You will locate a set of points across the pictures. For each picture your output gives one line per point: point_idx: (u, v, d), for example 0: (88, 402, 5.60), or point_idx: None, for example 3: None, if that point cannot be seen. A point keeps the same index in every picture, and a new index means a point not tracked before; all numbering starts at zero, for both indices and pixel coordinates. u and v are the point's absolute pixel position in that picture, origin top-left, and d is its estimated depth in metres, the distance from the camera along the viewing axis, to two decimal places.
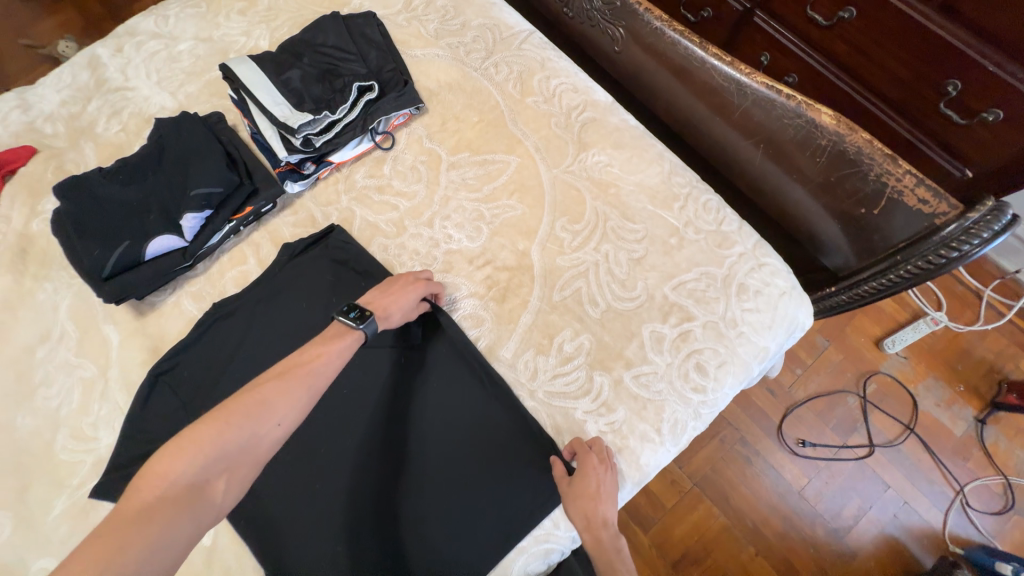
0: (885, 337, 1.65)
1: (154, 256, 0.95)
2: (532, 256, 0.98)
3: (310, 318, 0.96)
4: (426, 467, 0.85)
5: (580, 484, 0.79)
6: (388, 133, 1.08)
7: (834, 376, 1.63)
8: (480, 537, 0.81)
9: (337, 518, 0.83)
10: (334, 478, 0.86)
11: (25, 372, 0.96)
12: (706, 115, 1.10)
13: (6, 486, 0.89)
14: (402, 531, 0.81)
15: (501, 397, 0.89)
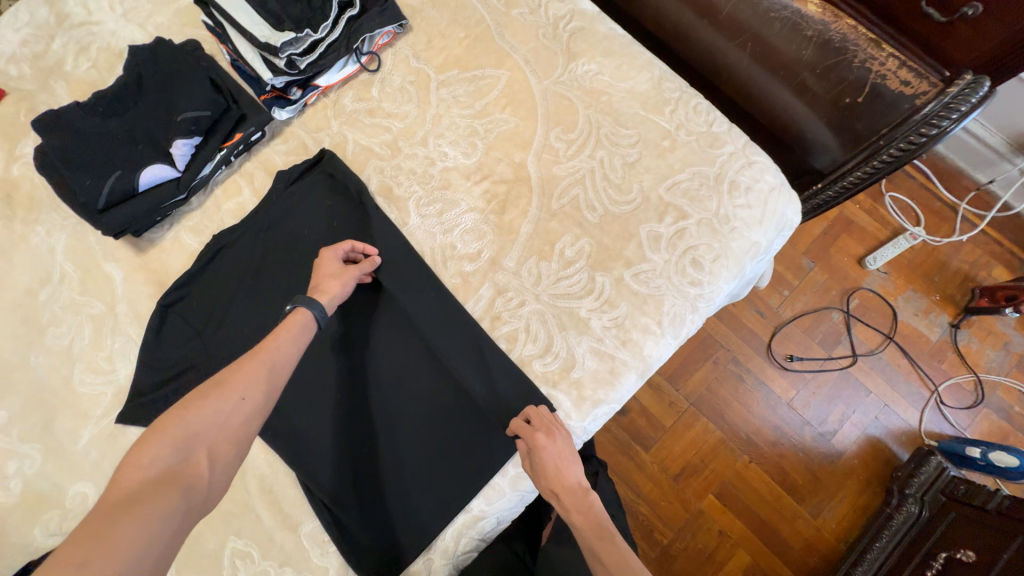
0: (867, 255, 1.71)
1: (147, 188, 0.94)
2: (528, 169, 0.99)
3: (312, 241, 0.96)
4: (418, 390, 0.90)
5: (535, 460, 0.82)
6: (374, 54, 1.05)
7: (821, 294, 1.70)
8: (476, 445, 0.88)
9: (346, 439, 0.89)
10: (336, 405, 0.91)
11: (31, 314, 0.96)
12: (693, 19, 1.10)
13: (31, 421, 0.91)
14: (412, 441, 0.88)
15: (473, 323, 0.92)
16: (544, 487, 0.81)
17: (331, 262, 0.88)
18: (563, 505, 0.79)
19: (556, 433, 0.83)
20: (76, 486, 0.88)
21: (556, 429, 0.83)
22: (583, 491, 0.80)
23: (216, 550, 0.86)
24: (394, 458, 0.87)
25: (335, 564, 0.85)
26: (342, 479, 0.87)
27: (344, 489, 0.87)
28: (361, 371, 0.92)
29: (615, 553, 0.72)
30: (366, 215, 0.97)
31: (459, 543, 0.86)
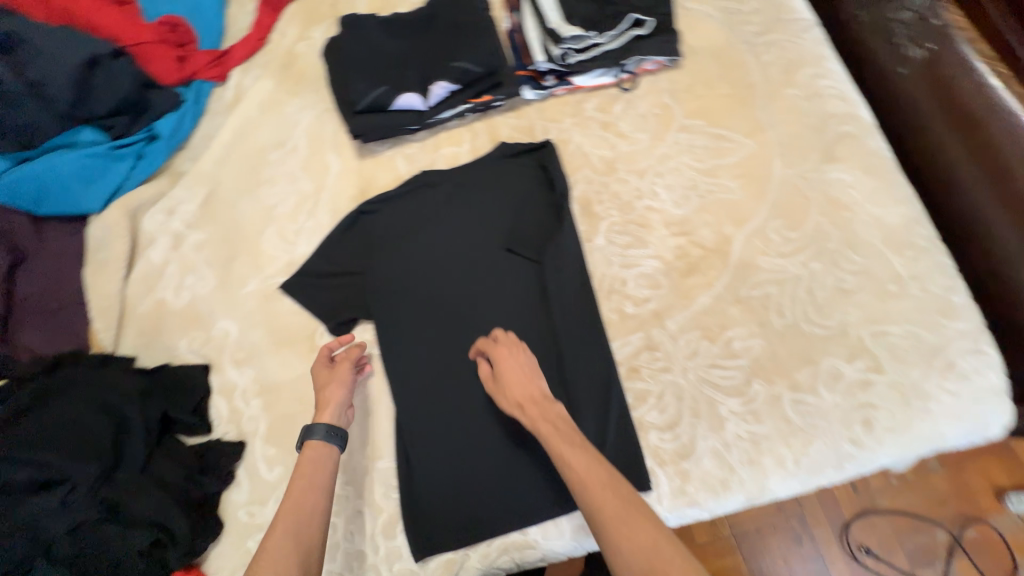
0: (1010, 489, 1.16)
1: (396, 109, 1.03)
2: (732, 244, 0.95)
3: (501, 216, 1.00)
4: None
5: (498, 374, 0.80)
6: (633, 75, 1.07)
7: (933, 506, 1.17)
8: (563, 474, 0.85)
9: (449, 404, 0.90)
10: (452, 369, 0.91)
11: (257, 166, 1.09)
12: (978, 179, 0.92)
13: (217, 251, 1.03)
14: (505, 438, 0.87)
15: (607, 363, 0.89)
16: (509, 402, 0.78)
17: (322, 368, 0.88)
18: (530, 417, 0.75)
19: (518, 348, 0.82)
20: (225, 322, 0.98)
21: (506, 345, 0.82)
22: (551, 402, 0.76)
23: None
24: (483, 445, 0.87)
25: (389, 513, 0.85)
26: (427, 439, 0.88)
27: (427, 447, 0.88)
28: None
29: (609, 480, 0.64)
30: (560, 217, 0.98)
31: (502, 556, 0.84)
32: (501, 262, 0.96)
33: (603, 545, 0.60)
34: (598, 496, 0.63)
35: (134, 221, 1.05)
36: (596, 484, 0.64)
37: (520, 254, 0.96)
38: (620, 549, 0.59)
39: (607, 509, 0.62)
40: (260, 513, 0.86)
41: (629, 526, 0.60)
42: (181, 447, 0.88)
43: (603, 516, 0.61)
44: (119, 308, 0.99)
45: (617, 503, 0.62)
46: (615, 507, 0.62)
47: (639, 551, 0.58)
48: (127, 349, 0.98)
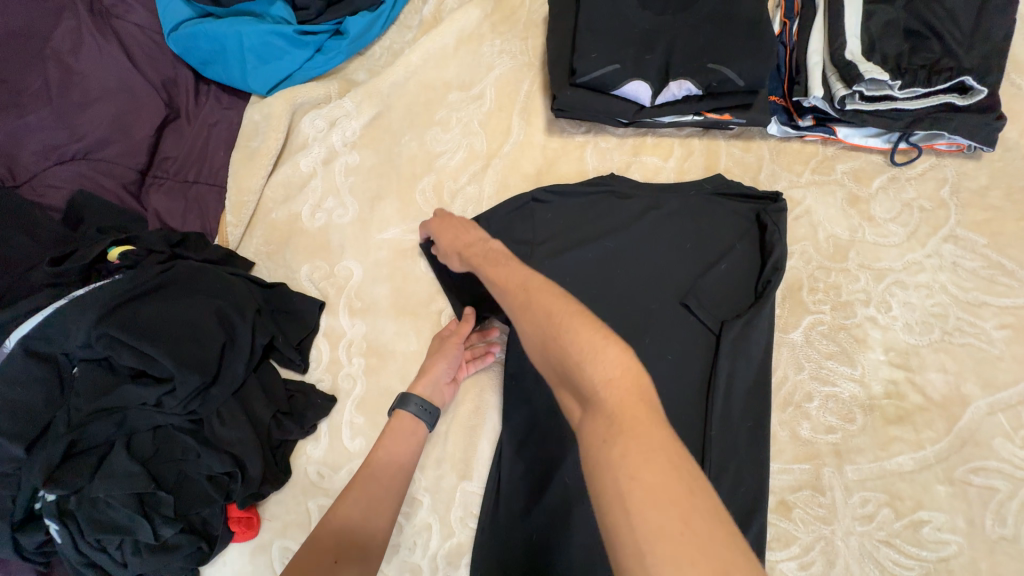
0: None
1: (615, 94, 0.84)
2: (966, 408, 0.74)
3: (687, 262, 0.83)
4: None
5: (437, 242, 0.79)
6: (916, 149, 0.83)
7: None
8: None
9: (556, 455, 0.75)
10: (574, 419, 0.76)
11: (433, 102, 0.95)
12: None
13: (366, 182, 0.92)
14: None
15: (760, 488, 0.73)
16: (448, 257, 0.76)
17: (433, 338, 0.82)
18: (466, 257, 0.71)
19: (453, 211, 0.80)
20: (350, 262, 0.89)
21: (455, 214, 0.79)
22: (486, 242, 0.71)
23: None
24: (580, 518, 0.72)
25: (459, 539, 0.77)
26: (522, 482, 0.76)
27: (519, 491, 0.75)
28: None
29: (526, 290, 0.57)
30: (761, 293, 0.79)
31: None
32: (670, 316, 0.79)
33: (551, 369, 0.52)
34: (525, 314, 0.55)
35: (293, 118, 0.95)
36: (520, 306, 0.56)
37: (696, 315, 0.79)
38: (551, 354, 0.51)
39: (527, 333, 0.54)
40: (330, 478, 0.80)
41: (568, 331, 0.49)
42: (274, 378, 0.82)
43: (529, 339, 0.54)
44: (254, 207, 0.92)
45: (535, 322, 0.53)
46: (544, 310, 0.53)
47: (534, 321, 0.53)
48: (250, 252, 0.92)
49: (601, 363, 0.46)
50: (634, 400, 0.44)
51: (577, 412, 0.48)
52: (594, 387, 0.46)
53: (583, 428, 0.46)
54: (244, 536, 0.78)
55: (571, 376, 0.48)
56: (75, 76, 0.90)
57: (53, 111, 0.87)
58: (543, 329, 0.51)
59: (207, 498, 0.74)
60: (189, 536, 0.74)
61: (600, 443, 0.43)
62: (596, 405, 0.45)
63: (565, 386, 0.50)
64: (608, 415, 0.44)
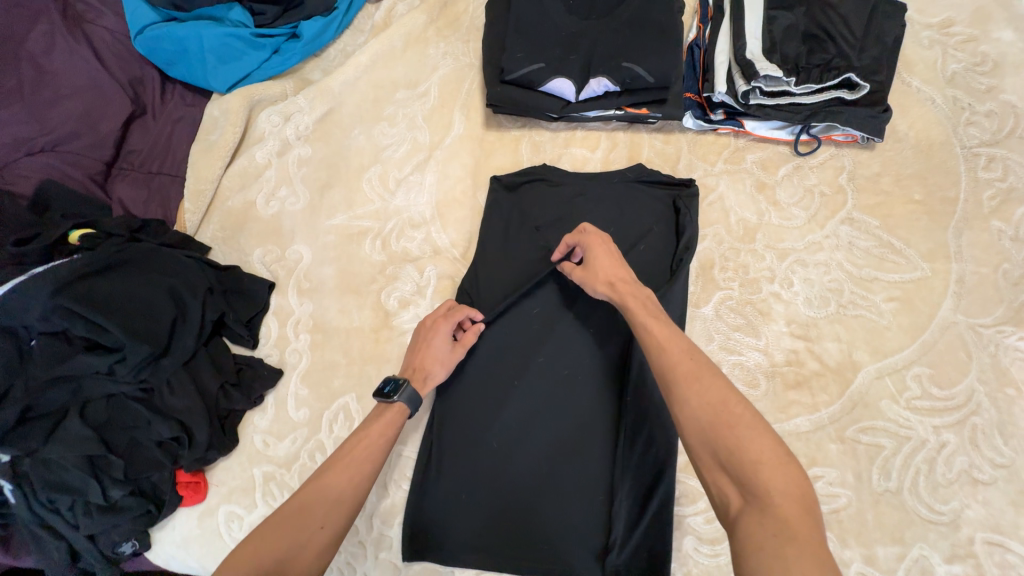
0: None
1: (543, 91, 0.92)
2: (857, 373, 0.81)
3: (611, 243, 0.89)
4: (572, 445, 0.80)
5: (583, 265, 0.77)
6: (816, 140, 0.91)
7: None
8: (575, 545, 0.77)
9: (488, 420, 0.82)
10: (504, 386, 0.83)
11: (382, 99, 1.03)
12: None
13: (317, 173, 0.99)
14: (531, 481, 0.79)
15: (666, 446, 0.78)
16: (590, 285, 0.74)
17: (442, 339, 0.78)
18: (620, 294, 0.71)
19: (604, 240, 0.79)
20: (301, 246, 0.95)
21: (606, 238, 0.78)
22: (637, 287, 0.72)
23: (335, 391, 0.87)
24: (507, 476, 0.80)
25: (393, 500, 0.83)
26: (454, 444, 0.82)
27: (452, 452, 0.82)
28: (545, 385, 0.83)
29: (695, 365, 0.59)
30: (675, 271, 0.86)
31: None
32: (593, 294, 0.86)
33: (704, 447, 0.54)
34: (693, 388, 0.57)
35: (250, 114, 1.03)
36: (686, 376, 0.58)
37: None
38: (718, 437, 0.53)
39: (689, 407, 0.56)
40: (274, 447, 0.85)
41: (745, 430, 0.52)
42: (224, 352, 0.87)
43: (691, 418, 0.56)
44: (211, 196, 0.99)
45: (706, 403, 0.55)
46: (719, 396, 0.55)
47: (703, 400, 0.56)
48: (207, 237, 0.98)
49: (784, 481, 0.49)
50: (808, 517, 0.47)
51: (732, 504, 0.51)
52: (771, 493, 0.48)
53: (743, 521, 0.49)
54: (191, 500, 0.83)
55: (741, 475, 0.50)
56: (47, 75, 0.97)
57: (26, 107, 0.94)
58: (710, 417, 0.54)
59: (154, 464, 0.78)
60: (138, 499, 0.79)
61: (771, 542, 0.46)
62: (769, 510, 0.48)
63: (718, 467, 0.53)
64: (775, 514, 0.47)
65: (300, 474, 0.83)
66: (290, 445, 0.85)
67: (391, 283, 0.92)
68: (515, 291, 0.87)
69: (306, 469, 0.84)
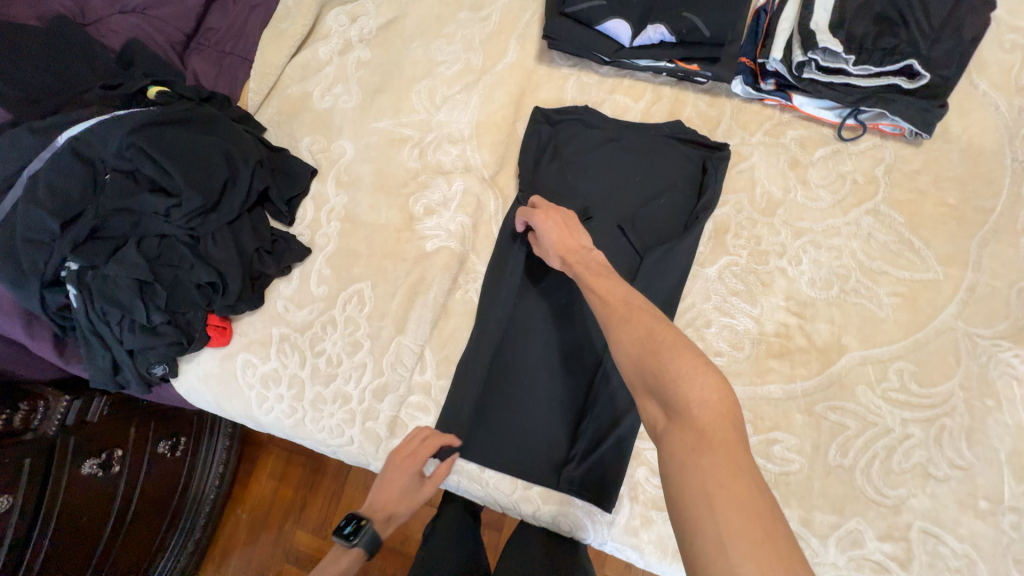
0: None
1: (599, 31, 0.95)
2: (841, 356, 0.83)
3: (633, 192, 0.93)
4: (567, 353, 0.89)
5: (539, 236, 0.83)
6: (862, 127, 0.90)
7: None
8: (545, 437, 0.87)
9: (501, 314, 0.91)
10: (522, 289, 0.92)
11: (444, 17, 1.06)
12: None
13: (372, 77, 1.05)
14: (523, 374, 0.89)
15: None
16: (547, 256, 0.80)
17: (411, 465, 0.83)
18: (568, 263, 0.76)
19: (556, 211, 0.84)
20: (345, 142, 1.02)
21: (557, 211, 0.84)
22: (587, 253, 0.77)
23: (353, 277, 0.96)
24: (505, 364, 0.90)
25: (386, 379, 0.91)
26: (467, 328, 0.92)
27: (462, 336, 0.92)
28: (543, 307, 0.91)
29: (626, 310, 0.64)
30: (687, 227, 0.89)
31: (452, 473, 0.88)
32: (605, 236, 0.91)
33: (635, 377, 0.59)
34: (626, 326, 0.62)
35: (321, 11, 1.08)
36: (620, 319, 0.64)
37: (627, 237, 0.90)
38: (646, 363, 0.58)
39: (624, 345, 0.61)
40: (293, 313, 0.96)
41: (668, 354, 0.57)
42: (264, 222, 0.97)
43: (625, 354, 0.61)
44: (274, 81, 1.06)
45: (636, 338, 0.60)
46: (646, 328, 0.61)
47: (633, 335, 0.61)
48: (264, 119, 1.06)
49: (702, 391, 0.53)
50: (720, 422, 0.51)
51: (660, 423, 0.56)
52: (688, 406, 0.53)
53: (668, 436, 0.53)
54: (217, 342, 0.95)
55: (663, 393, 0.55)
56: None
57: None
58: (641, 346, 0.59)
59: (192, 302, 0.89)
60: (174, 329, 0.90)
61: (690, 455, 0.50)
62: (686, 422, 0.52)
63: (648, 393, 0.58)
64: (696, 430, 0.51)
65: (312, 340, 0.94)
66: (307, 314, 0.95)
67: (421, 190, 0.98)
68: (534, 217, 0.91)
69: (317, 337, 0.94)
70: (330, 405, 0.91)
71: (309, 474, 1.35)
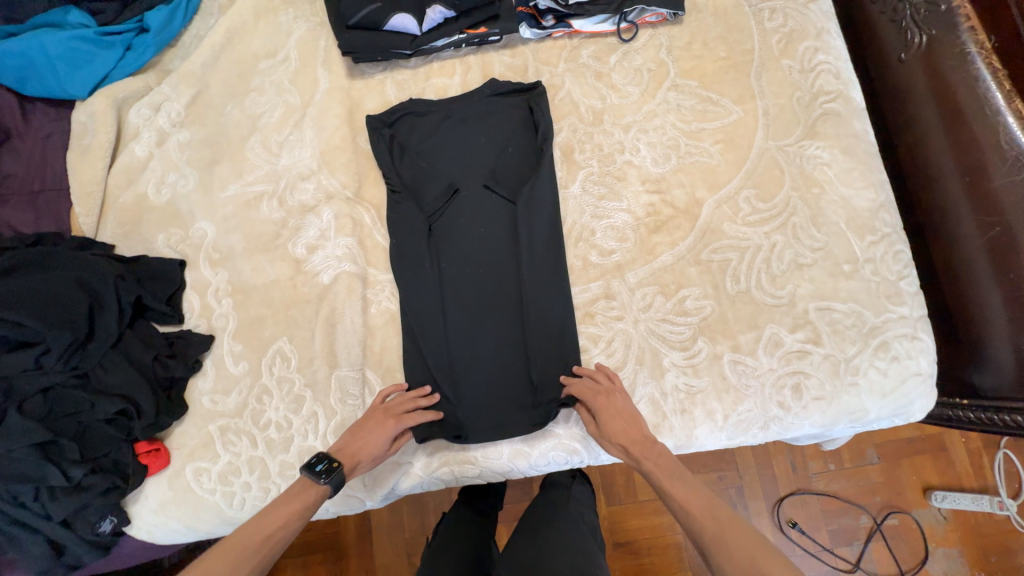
0: (937, 488, 1.31)
1: (389, 30, 1.02)
2: (702, 208, 0.97)
3: (484, 152, 1.00)
4: (491, 308, 0.95)
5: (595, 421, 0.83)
6: (634, 26, 1.05)
7: (863, 494, 1.32)
8: (505, 387, 0.92)
9: (419, 302, 0.94)
10: (428, 272, 0.94)
11: (246, 73, 1.08)
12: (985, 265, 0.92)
13: (200, 153, 1.04)
14: (462, 346, 0.94)
15: (563, 296, 0.94)
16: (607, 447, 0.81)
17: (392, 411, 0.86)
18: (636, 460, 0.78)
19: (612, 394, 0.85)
20: (202, 223, 1.01)
21: (612, 398, 0.84)
22: (652, 443, 0.79)
23: (267, 340, 0.95)
24: (444, 343, 0.93)
25: (341, 415, 0.91)
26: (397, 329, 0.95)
27: (396, 339, 0.95)
28: (456, 282, 0.95)
29: (720, 527, 0.67)
30: (539, 160, 0.99)
31: (443, 468, 0.91)
32: (478, 199, 0.98)
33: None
34: (729, 554, 0.64)
35: (119, 113, 1.05)
36: (718, 541, 0.66)
37: (496, 192, 0.98)
38: None
39: (726, 574, 0.63)
40: (223, 402, 0.93)
41: None
42: (152, 331, 0.92)
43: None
44: (101, 196, 1.01)
45: (737, 563, 0.63)
46: (744, 554, 0.63)
47: (732, 561, 0.63)
48: (107, 238, 1.01)
49: None
50: None
51: None
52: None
53: None
54: (155, 466, 0.89)
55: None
56: None
57: None
58: (742, 574, 0.61)
59: (110, 439, 0.84)
60: (101, 475, 0.84)
61: None
62: None
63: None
64: None
65: (254, 418, 0.92)
66: (237, 396, 0.93)
67: (296, 233, 0.99)
68: (409, 209, 0.97)
69: (258, 411, 0.92)
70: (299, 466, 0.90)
71: (334, 565, 1.29)
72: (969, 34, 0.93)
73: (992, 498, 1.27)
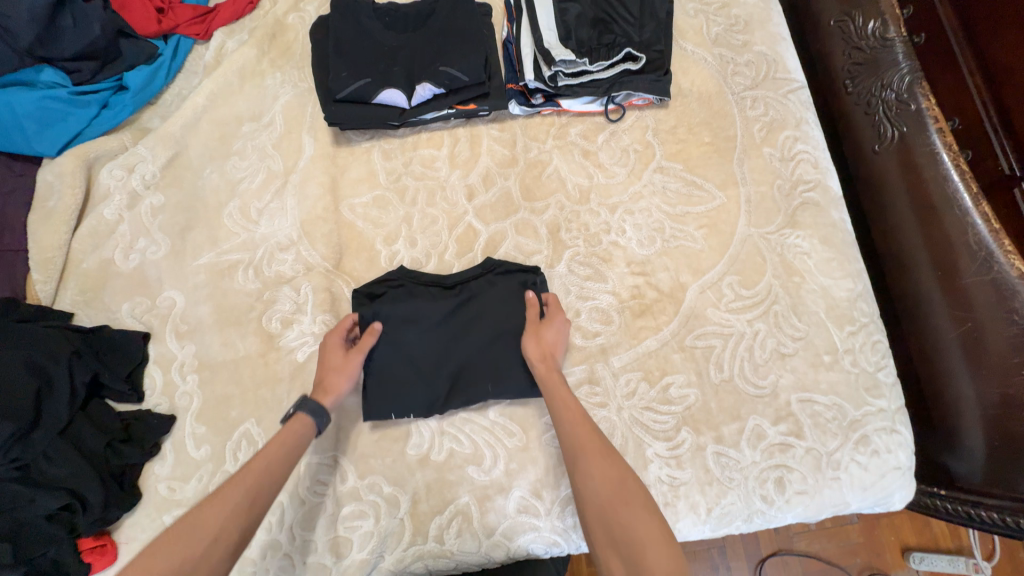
0: (915, 549, 1.30)
1: (377, 103, 1.01)
2: (686, 293, 0.97)
3: (477, 345, 0.92)
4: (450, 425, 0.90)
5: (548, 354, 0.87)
6: (621, 107, 1.07)
7: (844, 555, 1.30)
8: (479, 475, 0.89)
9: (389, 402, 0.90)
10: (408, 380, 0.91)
11: (228, 136, 1.06)
12: (957, 357, 0.92)
13: (174, 218, 1.00)
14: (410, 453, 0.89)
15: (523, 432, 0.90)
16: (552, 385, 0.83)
17: (336, 348, 0.88)
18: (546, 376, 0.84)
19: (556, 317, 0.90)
20: (171, 292, 0.96)
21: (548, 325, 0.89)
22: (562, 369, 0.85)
23: (234, 422, 0.90)
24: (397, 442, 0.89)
25: (309, 506, 0.86)
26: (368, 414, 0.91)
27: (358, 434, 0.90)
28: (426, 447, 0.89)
29: (592, 441, 0.75)
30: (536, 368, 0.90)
31: (416, 563, 0.85)
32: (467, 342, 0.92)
33: (599, 523, 0.68)
34: (598, 468, 0.72)
35: (90, 172, 1.01)
36: (585, 449, 0.74)
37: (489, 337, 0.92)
38: (609, 514, 0.68)
39: (594, 482, 0.71)
40: (181, 490, 0.86)
41: (631, 510, 0.67)
42: (107, 412, 0.87)
43: (592, 493, 0.70)
44: (62, 262, 0.96)
45: (604, 480, 0.71)
46: (617, 474, 0.71)
47: (603, 477, 0.71)
48: (66, 305, 0.95)
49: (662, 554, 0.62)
50: None
51: None
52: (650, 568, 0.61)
53: None
54: (100, 565, 0.81)
55: (630, 553, 0.63)
56: None
57: None
58: (608, 495, 0.69)
59: (50, 537, 0.77)
60: None
61: None
62: None
63: (612, 545, 0.66)
64: None
65: None
66: (197, 484, 0.87)
67: (271, 306, 0.95)
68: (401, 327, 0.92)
69: None
70: (260, 561, 0.84)
71: None
72: (938, 135, 0.97)
73: (968, 560, 1.25)
